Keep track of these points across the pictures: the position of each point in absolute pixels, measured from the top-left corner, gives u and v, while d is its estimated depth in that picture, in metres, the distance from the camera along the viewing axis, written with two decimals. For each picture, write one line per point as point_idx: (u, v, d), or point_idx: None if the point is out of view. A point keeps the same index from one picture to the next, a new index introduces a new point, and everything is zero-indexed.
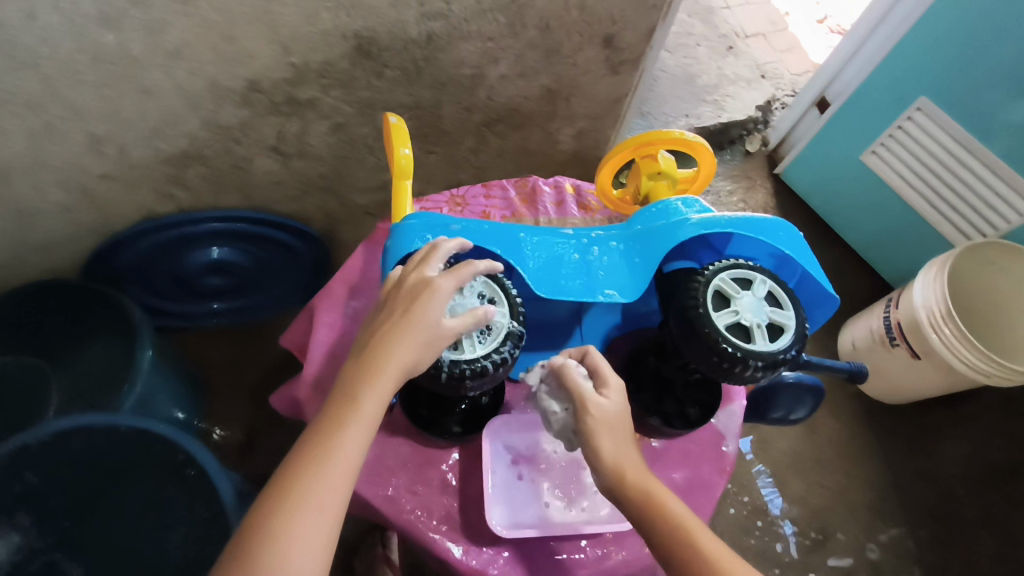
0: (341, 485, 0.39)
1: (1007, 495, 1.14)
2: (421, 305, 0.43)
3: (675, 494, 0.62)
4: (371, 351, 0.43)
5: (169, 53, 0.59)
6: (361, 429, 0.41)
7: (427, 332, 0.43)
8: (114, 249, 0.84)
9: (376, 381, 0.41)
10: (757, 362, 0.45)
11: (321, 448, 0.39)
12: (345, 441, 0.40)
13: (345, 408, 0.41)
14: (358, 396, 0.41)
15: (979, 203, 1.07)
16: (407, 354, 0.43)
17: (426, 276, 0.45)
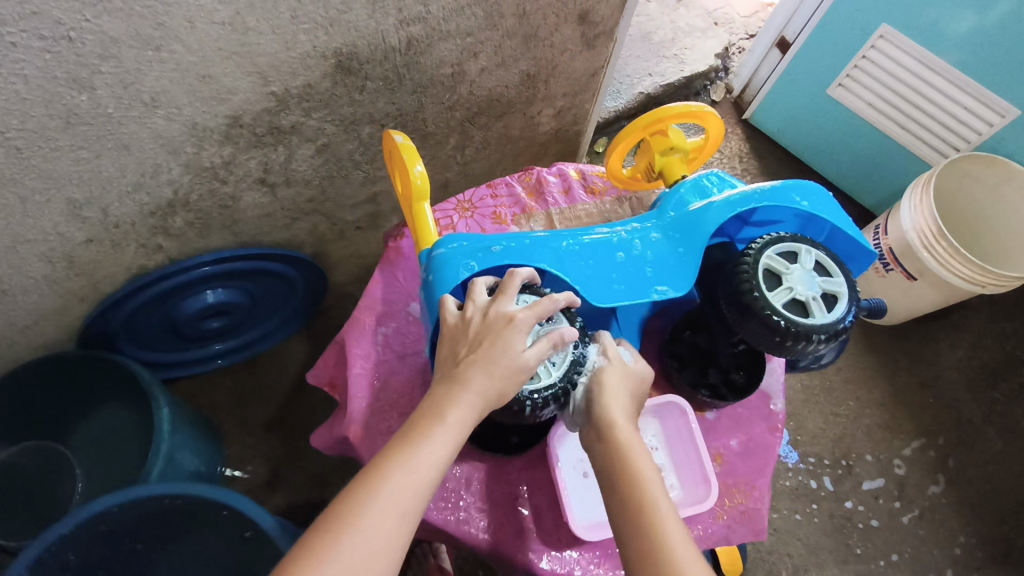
0: (404, 490, 0.39)
1: (1007, 391, 1.20)
2: (507, 337, 0.45)
3: (734, 460, 0.64)
4: (443, 390, 0.44)
5: (145, 103, 0.56)
6: (425, 463, 0.41)
7: (510, 367, 0.44)
8: (105, 312, 0.79)
9: (445, 421, 0.42)
10: (821, 335, 0.49)
11: (381, 475, 0.39)
12: (404, 471, 0.40)
13: (413, 441, 0.41)
14: (427, 433, 0.42)
15: (949, 120, 1.09)
16: (481, 392, 0.43)
17: (508, 309, 0.46)
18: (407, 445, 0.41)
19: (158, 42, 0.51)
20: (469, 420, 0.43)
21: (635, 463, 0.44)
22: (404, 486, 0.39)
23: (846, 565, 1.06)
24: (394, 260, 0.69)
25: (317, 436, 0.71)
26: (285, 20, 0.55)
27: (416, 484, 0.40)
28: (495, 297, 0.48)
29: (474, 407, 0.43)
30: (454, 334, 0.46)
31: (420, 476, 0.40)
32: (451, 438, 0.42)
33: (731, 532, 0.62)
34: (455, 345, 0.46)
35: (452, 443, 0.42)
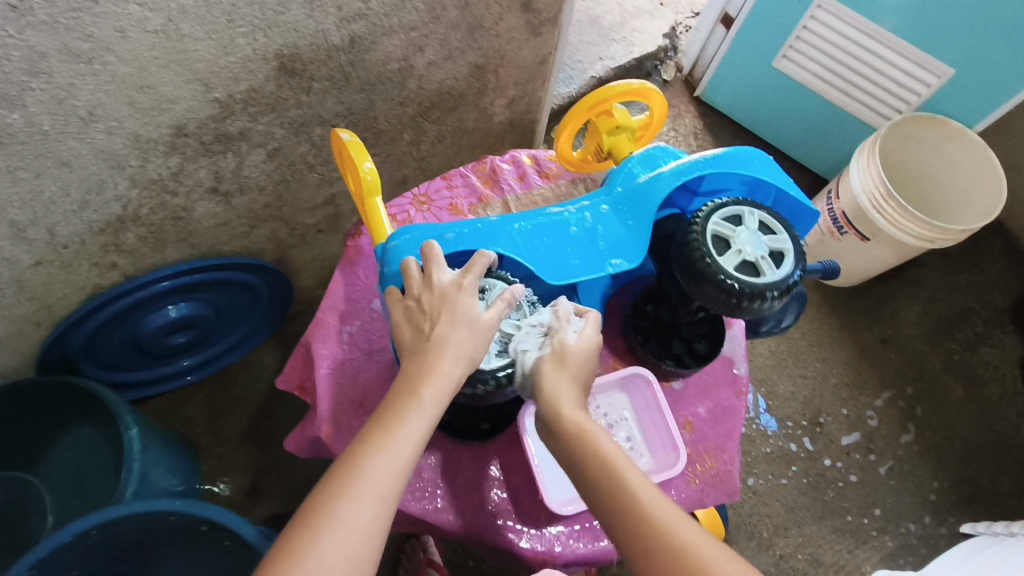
0: (387, 469, 0.40)
1: (962, 340, 1.25)
2: (460, 302, 0.46)
3: (703, 426, 0.66)
4: (415, 369, 0.44)
5: (83, 118, 0.55)
6: (403, 443, 0.41)
7: (473, 329, 0.46)
8: (62, 335, 0.78)
9: (419, 400, 0.43)
10: (773, 292, 0.50)
11: (359, 462, 0.40)
12: (381, 455, 0.40)
13: (389, 423, 0.42)
14: (402, 415, 0.42)
15: (890, 83, 1.12)
16: (451, 362, 0.45)
17: (449, 278, 0.48)
18: (383, 429, 0.42)
19: (89, 54, 0.50)
20: (445, 395, 0.44)
21: (605, 447, 0.44)
22: (384, 468, 0.40)
23: (824, 521, 1.10)
24: (354, 258, 0.69)
25: (291, 440, 0.70)
26: (221, 23, 0.54)
27: (395, 466, 0.40)
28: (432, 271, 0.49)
29: (446, 381, 0.44)
30: (410, 316, 0.47)
31: (399, 457, 0.41)
32: (427, 415, 0.43)
33: (705, 495, 0.63)
34: (414, 324, 0.47)
35: (427, 420, 0.43)
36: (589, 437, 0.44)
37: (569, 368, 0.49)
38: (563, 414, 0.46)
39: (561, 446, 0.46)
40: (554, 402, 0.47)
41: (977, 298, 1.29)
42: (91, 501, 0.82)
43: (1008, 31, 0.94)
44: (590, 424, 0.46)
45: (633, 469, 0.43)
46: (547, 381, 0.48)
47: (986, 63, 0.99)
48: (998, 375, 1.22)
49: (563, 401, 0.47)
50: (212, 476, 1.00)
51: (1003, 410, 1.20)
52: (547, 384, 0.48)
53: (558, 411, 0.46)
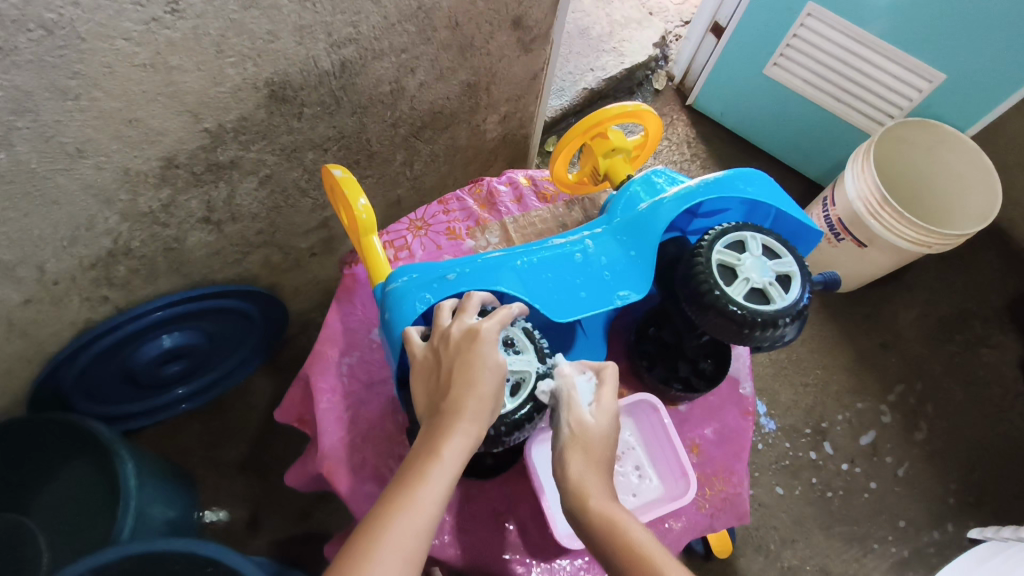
0: (409, 531, 0.39)
1: (962, 342, 1.25)
2: (478, 351, 0.45)
3: (711, 448, 0.65)
4: (435, 424, 0.43)
5: (71, 154, 0.53)
6: (425, 504, 0.40)
7: (492, 382, 0.44)
8: (53, 371, 0.76)
9: (440, 458, 0.42)
10: (786, 318, 0.50)
11: (381, 524, 0.39)
12: (403, 515, 0.39)
13: (410, 483, 0.41)
14: (425, 474, 0.41)
15: (882, 90, 1.12)
16: (469, 417, 0.43)
17: (469, 323, 0.46)
18: (405, 489, 0.41)
19: (76, 91, 0.49)
20: (464, 454, 0.42)
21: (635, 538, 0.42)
22: (403, 532, 0.39)
23: (831, 530, 1.09)
24: (351, 288, 0.68)
25: (290, 474, 0.69)
26: (209, 55, 0.53)
27: (415, 529, 0.39)
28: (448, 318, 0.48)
29: (467, 438, 0.43)
30: (427, 366, 0.46)
31: (420, 518, 0.40)
32: (447, 476, 0.41)
33: (715, 519, 0.63)
34: (432, 377, 0.46)
35: (448, 480, 0.41)
36: (618, 528, 0.42)
37: (591, 449, 0.46)
38: (588, 504, 0.44)
39: (590, 535, 0.43)
40: (581, 488, 0.44)
41: (975, 299, 1.28)
42: (88, 539, 0.81)
43: (1002, 35, 0.94)
44: (617, 511, 0.43)
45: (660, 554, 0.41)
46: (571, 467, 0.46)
47: (979, 68, 0.99)
48: (999, 377, 1.22)
49: (589, 492, 0.44)
50: (210, 507, 0.98)
51: (1006, 411, 1.20)
52: (570, 473, 0.45)
53: (586, 495, 0.44)
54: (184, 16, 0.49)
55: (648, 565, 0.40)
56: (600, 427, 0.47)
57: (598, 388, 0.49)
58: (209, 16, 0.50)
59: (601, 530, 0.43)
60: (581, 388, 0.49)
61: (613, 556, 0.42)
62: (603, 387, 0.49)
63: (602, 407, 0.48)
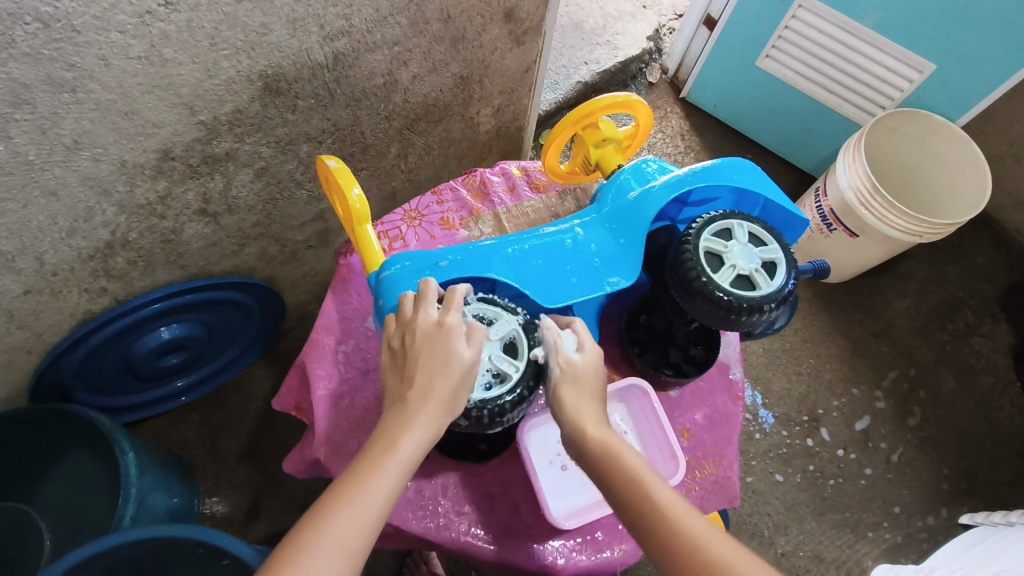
0: (360, 516, 0.40)
1: (953, 331, 1.26)
2: (444, 345, 0.46)
3: (701, 433, 0.66)
4: (395, 417, 0.45)
5: (68, 146, 0.54)
6: (377, 492, 0.41)
7: (455, 377, 0.46)
8: (53, 362, 0.77)
9: (397, 450, 0.43)
10: (771, 304, 0.51)
11: (333, 508, 0.40)
12: (357, 502, 0.40)
13: (365, 471, 0.42)
14: (379, 463, 0.42)
15: (873, 81, 1.13)
16: (428, 411, 0.44)
17: (437, 315, 0.47)
18: (362, 476, 0.41)
19: (73, 83, 0.50)
20: (421, 448, 0.44)
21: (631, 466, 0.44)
22: (354, 517, 0.39)
23: (824, 516, 1.10)
24: (346, 278, 0.69)
25: (288, 461, 0.70)
26: (204, 47, 0.54)
27: (367, 514, 0.40)
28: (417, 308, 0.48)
29: (424, 432, 0.44)
30: (394, 357, 0.48)
31: (372, 505, 0.40)
32: (403, 466, 0.43)
33: (705, 502, 0.64)
34: (398, 368, 0.47)
35: (401, 471, 0.42)
36: (614, 452, 0.45)
37: (582, 384, 0.49)
38: (586, 433, 0.47)
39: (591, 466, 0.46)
40: (575, 421, 0.47)
41: (966, 289, 1.30)
42: (89, 528, 0.82)
43: (990, 23, 0.95)
44: (613, 440, 0.46)
45: (656, 478, 0.43)
46: (566, 402, 0.48)
47: (967, 58, 1.00)
48: (990, 364, 1.23)
49: (586, 423, 0.47)
50: (210, 498, 0.99)
51: (996, 398, 1.21)
52: (566, 407, 0.48)
53: (580, 427, 0.47)
54: (178, 9, 0.49)
55: (643, 486, 0.43)
56: (587, 364, 0.50)
57: (577, 336, 0.52)
58: (202, 8, 0.51)
59: (598, 458, 0.45)
60: (566, 338, 0.51)
61: (609, 477, 0.44)
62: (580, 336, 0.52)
63: (585, 350, 0.51)
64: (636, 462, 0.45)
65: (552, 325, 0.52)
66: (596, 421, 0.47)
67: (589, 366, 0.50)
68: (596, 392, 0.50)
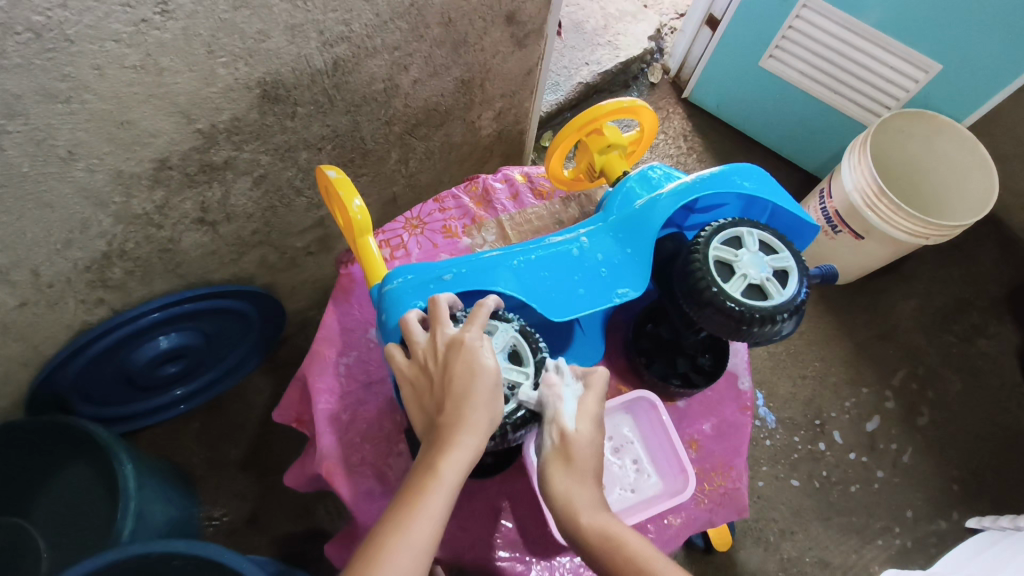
0: (411, 548, 0.39)
1: (959, 333, 1.25)
2: (466, 359, 0.45)
3: (709, 444, 0.65)
4: (433, 442, 0.43)
5: (62, 157, 0.53)
6: (425, 521, 0.40)
7: (487, 387, 0.44)
8: (50, 374, 0.76)
9: (439, 476, 0.41)
10: (784, 314, 0.50)
11: (383, 544, 0.38)
12: (406, 534, 0.39)
13: (410, 501, 0.41)
14: (423, 490, 0.41)
15: (878, 81, 1.12)
16: (468, 430, 0.43)
17: (451, 333, 0.46)
18: (405, 510, 0.40)
19: (66, 94, 0.49)
20: (464, 468, 0.42)
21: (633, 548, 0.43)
22: (404, 550, 0.38)
23: (831, 521, 1.09)
24: (348, 288, 0.68)
25: (290, 474, 0.69)
26: (201, 55, 0.53)
27: (417, 547, 0.39)
28: (431, 331, 0.47)
29: (465, 451, 0.42)
30: (419, 382, 0.46)
31: (421, 535, 0.39)
32: (448, 491, 0.41)
33: (714, 515, 0.63)
34: (425, 393, 0.46)
35: (448, 495, 0.41)
36: (614, 541, 0.43)
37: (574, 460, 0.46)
38: (582, 519, 0.44)
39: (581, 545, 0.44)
40: (569, 503, 0.45)
41: (972, 290, 1.29)
42: (87, 542, 0.80)
43: (997, 23, 0.94)
44: (611, 524, 0.44)
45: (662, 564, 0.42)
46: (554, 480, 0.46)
47: (975, 58, 0.99)
48: (996, 366, 1.22)
49: (579, 507, 0.44)
50: (211, 508, 0.98)
51: (1003, 401, 1.20)
52: (555, 488, 0.45)
53: (574, 512, 0.44)
54: (174, 17, 0.48)
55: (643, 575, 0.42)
56: (584, 431, 0.47)
57: (583, 392, 0.49)
58: (199, 16, 0.49)
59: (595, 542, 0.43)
60: (568, 398, 0.48)
61: (603, 560, 0.43)
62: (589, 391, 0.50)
63: (585, 412, 0.48)
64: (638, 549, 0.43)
65: (556, 380, 0.48)
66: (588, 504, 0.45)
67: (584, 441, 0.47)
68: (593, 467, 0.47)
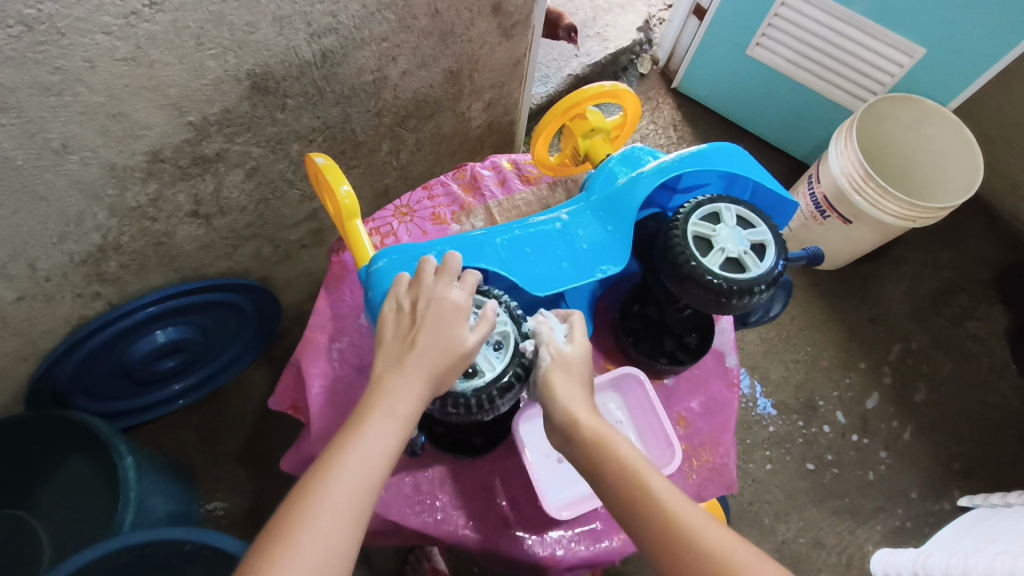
0: (353, 478, 0.39)
1: (948, 315, 1.26)
2: (451, 325, 0.46)
3: (697, 420, 0.67)
4: (387, 379, 0.44)
5: (56, 150, 0.54)
6: (366, 454, 0.40)
7: (456, 355, 0.46)
8: (49, 369, 0.77)
9: (388, 413, 0.42)
10: (762, 286, 0.51)
11: (326, 469, 0.39)
12: (349, 461, 0.39)
13: (356, 431, 0.41)
14: (371, 424, 0.42)
15: (862, 66, 1.13)
16: (424, 376, 0.44)
17: (451, 293, 0.47)
18: (351, 437, 0.41)
19: (59, 87, 0.49)
20: (411, 413, 0.43)
21: (625, 453, 0.43)
22: (346, 479, 0.39)
23: (824, 503, 1.11)
24: (339, 275, 0.69)
25: (287, 461, 0.70)
26: (190, 47, 0.54)
27: (354, 476, 0.39)
28: (436, 279, 0.48)
29: (417, 396, 0.44)
30: (399, 317, 0.47)
31: (361, 467, 0.40)
32: (393, 431, 0.42)
33: (703, 489, 0.64)
34: (399, 328, 0.47)
35: (393, 434, 0.42)
36: (606, 440, 0.44)
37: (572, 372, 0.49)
38: (579, 422, 0.46)
39: (580, 451, 0.45)
40: (567, 411, 0.46)
41: (960, 272, 1.30)
42: (88, 534, 0.81)
43: (979, 7, 0.95)
44: (605, 427, 0.45)
45: (656, 473, 0.42)
46: (556, 388, 0.48)
47: (957, 40, 1.00)
48: (985, 348, 1.24)
49: (575, 409, 0.47)
50: (211, 500, 0.99)
51: (992, 381, 1.21)
52: (556, 393, 0.48)
53: (574, 418, 0.46)
54: (163, 9, 0.49)
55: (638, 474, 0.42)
56: (577, 352, 0.50)
57: (569, 325, 0.53)
58: (188, 8, 0.50)
59: (592, 443, 0.44)
60: (555, 328, 0.52)
61: (601, 459, 0.44)
62: (573, 326, 0.53)
63: (576, 340, 0.51)
64: (631, 453, 0.43)
65: (543, 318, 0.53)
66: (589, 414, 0.46)
67: (578, 356, 0.50)
68: (586, 381, 0.50)
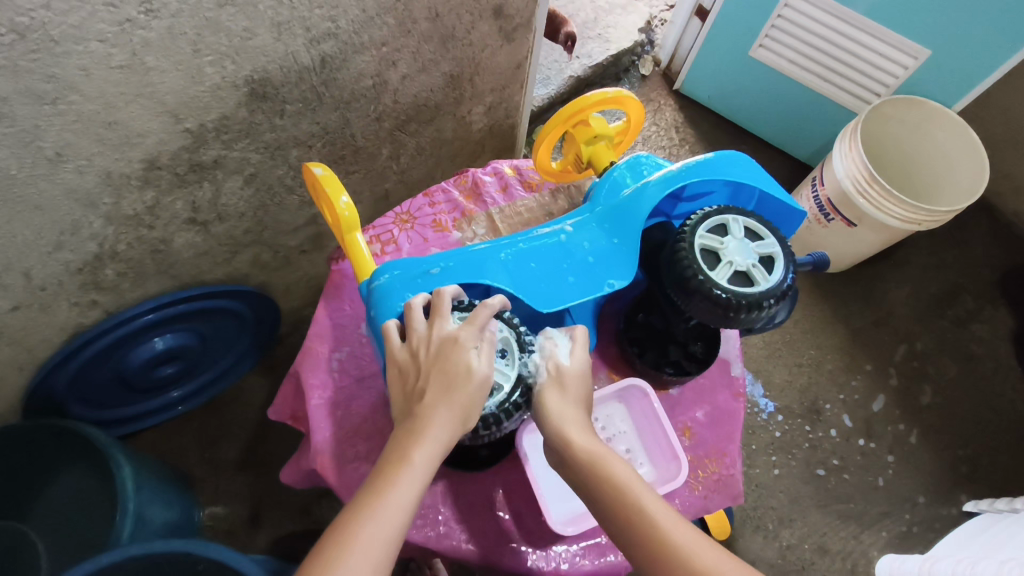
0: (381, 534, 0.39)
1: (953, 318, 1.25)
2: (457, 359, 0.45)
3: (702, 431, 0.66)
4: (406, 434, 0.44)
5: (51, 159, 0.53)
6: (394, 511, 0.40)
7: (471, 390, 0.45)
8: (45, 378, 0.76)
9: (410, 464, 0.42)
10: (771, 299, 0.50)
11: (352, 528, 0.39)
12: (376, 519, 0.39)
13: (380, 488, 0.41)
14: (394, 479, 0.42)
15: (867, 67, 1.12)
16: (442, 421, 0.44)
17: (448, 329, 0.46)
18: (376, 493, 0.41)
19: (53, 95, 0.49)
20: (434, 460, 0.43)
21: (620, 474, 0.44)
22: (374, 536, 0.39)
23: (828, 508, 1.10)
24: (338, 284, 0.68)
25: (287, 471, 0.69)
26: (186, 54, 0.53)
27: (384, 534, 0.39)
28: (431, 321, 0.48)
29: (436, 442, 0.43)
30: (404, 369, 0.47)
31: (390, 523, 0.40)
32: (418, 482, 0.42)
33: (709, 501, 0.63)
34: (407, 381, 0.46)
35: (418, 485, 0.42)
36: (601, 462, 0.45)
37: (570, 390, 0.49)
38: (573, 442, 0.46)
39: (576, 475, 0.46)
40: (562, 433, 0.47)
41: (965, 275, 1.29)
42: (86, 545, 0.80)
43: (985, 8, 0.94)
44: (601, 447, 0.46)
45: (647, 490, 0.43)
46: (549, 405, 0.48)
47: (962, 42, 0.99)
48: (990, 351, 1.23)
49: (572, 432, 0.47)
50: (210, 508, 0.98)
51: (997, 385, 1.20)
52: (551, 410, 0.48)
53: (569, 439, 0.46)
54: (159, 16, 0.48)
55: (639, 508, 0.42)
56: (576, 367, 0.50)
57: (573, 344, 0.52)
58: (184, 14, 0.49)
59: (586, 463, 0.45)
60: (560, 345, 0.51)
61: (597, 489, 0.44)
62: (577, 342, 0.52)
63: (577, 357, 0.51)
64: (626, 478, 0.44)
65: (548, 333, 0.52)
66: (585, 435, 0.47)
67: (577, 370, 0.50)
68: (584, 398, 0.50)
